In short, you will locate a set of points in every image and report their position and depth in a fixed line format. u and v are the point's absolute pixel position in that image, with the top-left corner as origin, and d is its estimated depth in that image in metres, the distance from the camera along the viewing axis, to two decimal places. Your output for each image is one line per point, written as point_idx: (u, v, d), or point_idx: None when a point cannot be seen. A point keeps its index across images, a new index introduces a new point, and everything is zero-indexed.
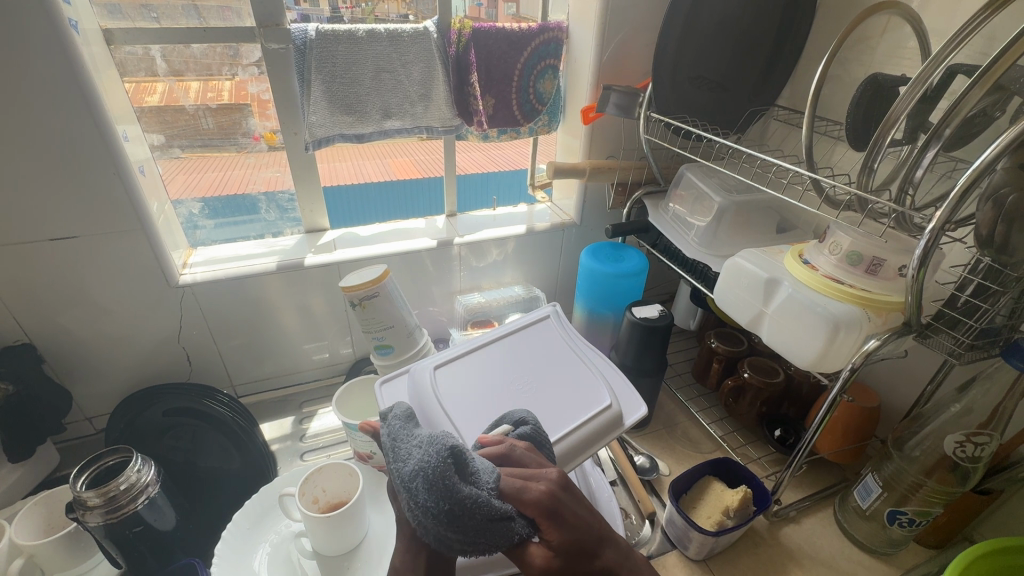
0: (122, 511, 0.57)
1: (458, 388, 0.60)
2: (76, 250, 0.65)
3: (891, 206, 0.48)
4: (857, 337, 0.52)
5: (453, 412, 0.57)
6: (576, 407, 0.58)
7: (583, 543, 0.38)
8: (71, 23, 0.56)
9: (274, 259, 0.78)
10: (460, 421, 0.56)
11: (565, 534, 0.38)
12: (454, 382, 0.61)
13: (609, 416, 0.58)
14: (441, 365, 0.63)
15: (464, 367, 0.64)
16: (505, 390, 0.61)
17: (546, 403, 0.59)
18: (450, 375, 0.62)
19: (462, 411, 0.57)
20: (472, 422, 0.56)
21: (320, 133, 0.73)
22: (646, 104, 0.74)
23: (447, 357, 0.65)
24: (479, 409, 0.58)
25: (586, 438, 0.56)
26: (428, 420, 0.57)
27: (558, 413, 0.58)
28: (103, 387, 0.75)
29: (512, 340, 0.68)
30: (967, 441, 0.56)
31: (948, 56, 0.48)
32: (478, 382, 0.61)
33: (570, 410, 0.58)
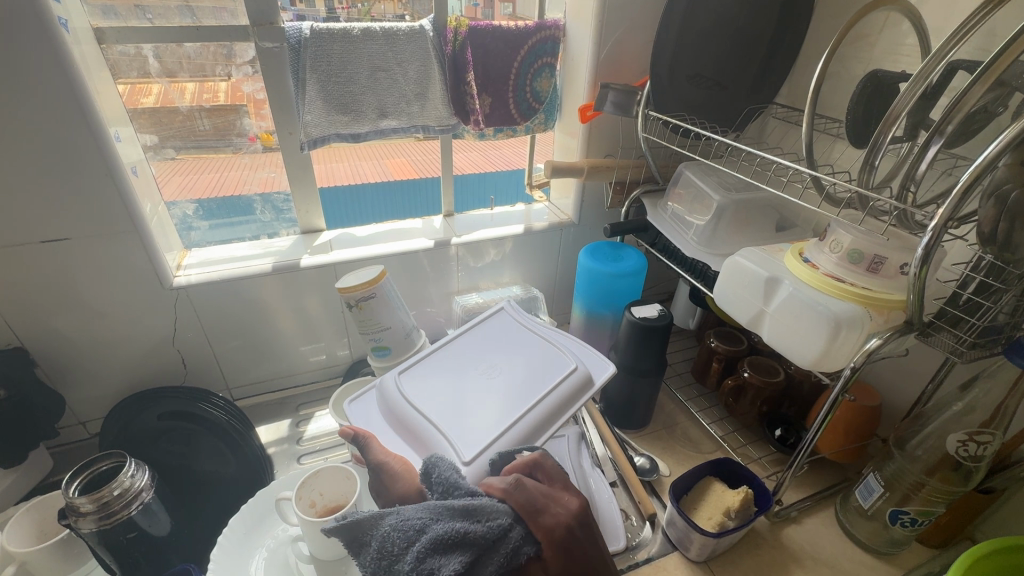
0: (116, 517, 0.57)
1: (424, 386, 0.61)
2: (68, 252, 0.64)
3: (893, 203, 0.47)
4: (858, 335, 0.51)
5: (429, 407, 0.58)
6: (545, 376, 0.60)
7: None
8: (62, 21, 0.55)
9: (269, 261, 0.77)
10: (436, 414, 0.57)
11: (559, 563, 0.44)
12: (425, 382, 0.61)
13: (578, 378, 0.59)
14: (407, 370, 0.64)
15: (430, 365, 0.64)
16: (474, 379, 0.61)
17: (514, 384, 0.60)
18: (414, 378, 0.62)
19: (433, 406, 0.58)
20: (448, 414, 0.57)
21: (315, 132, 0.73)
22: (644, 103, 0.74)
23: (409, 362, 0.65)
24: (450, 403, 0.58)
25: (561, 402, 0.58)
26: (403, 423, 0.57)
27: (527, 387, 0.59)
28: (97, 391, 0.74)
29: (470, 336, 0.69)
30: (970, 440, 0.55)
31: (949, 52, 0.47)
32: (447, 376, 0.62)
33: (540, 380, 0.60)
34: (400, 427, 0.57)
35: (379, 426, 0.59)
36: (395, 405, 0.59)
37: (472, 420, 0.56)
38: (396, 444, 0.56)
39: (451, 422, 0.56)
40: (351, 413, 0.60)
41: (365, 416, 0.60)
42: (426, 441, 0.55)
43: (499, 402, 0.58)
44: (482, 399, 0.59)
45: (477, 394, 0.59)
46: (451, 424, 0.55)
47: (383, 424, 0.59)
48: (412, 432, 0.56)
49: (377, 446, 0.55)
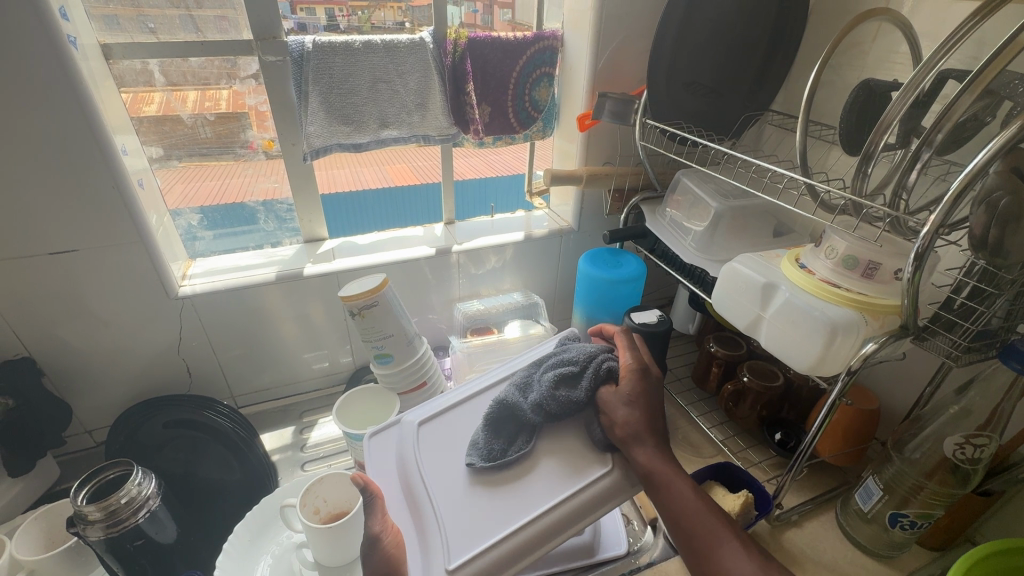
0: (123, 525, 0.57)
1: (442, 453, 0.54)
2: (76, 264, 0.65)
3: (886, 211, 0.48)
4: (854, 341, 0.52)
5: (437, 476, 0.51)
6: (568, 470, 0.50)
7: (635, 396, 0.51)
8: (70, 38, 0.56)
9: (273, 269, 0.78)
10: (442, 487, 0.50)
11: (630, 383, 0.52)
12: (440, 442, 0.55)
13: (608, 483, 0.49)
14: (427, 423, 0.57)
15: (453, 421, 0.58)
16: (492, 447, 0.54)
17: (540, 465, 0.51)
18: (437, 435, 0.56)
19: (448, 481, 0.50)
20: (454, 489, 0.50)
21: (318, 142, 0.74)
22: (641, 111, 0.75)
23: (438, 412, 0.59)
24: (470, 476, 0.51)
25: (575, 510, 0.48)
26: (408, 487, 0.51)
27: (545, 475, 0.50)
28: (103, 399, 0.75)
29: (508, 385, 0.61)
30: (966, 443, 0.56)
31: (939, 61, 0.48)
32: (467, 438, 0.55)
33: (561, 473, 0.50)
34: (408, 489, 0.51)
35: (387, 482, 0.53)
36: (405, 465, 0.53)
37: (480, 508, 0.48)
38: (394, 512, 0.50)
39: (453, 502, 0.49)
40: (366, 454, 0.56)
41: (377, 464, 0.55)
42: (424, 516, 0.48)
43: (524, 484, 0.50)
44: (495, 477, 0.51)
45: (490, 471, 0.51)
46: (453, 501, 0.49)
47: (392, 481, 0.53)
48: (413, 501, 0.50)
49: (382, 510, 0.49)
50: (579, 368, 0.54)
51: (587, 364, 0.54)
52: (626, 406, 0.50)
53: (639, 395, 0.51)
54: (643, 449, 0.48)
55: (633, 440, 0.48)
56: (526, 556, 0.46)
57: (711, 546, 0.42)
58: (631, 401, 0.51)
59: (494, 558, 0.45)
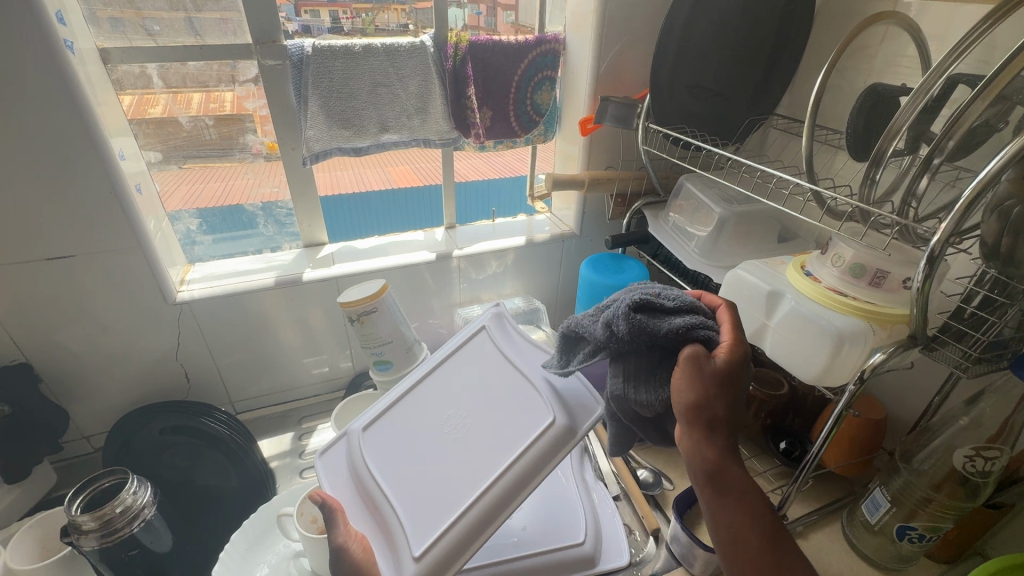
0: (118, 535, 0.56)
1: (391, 449, 0.54)
2: (72, 269, 0.65)
3: (893, 218, 0.47)
4: (861, 350, 0.51)
5: (389, 477, 0.51)
6: (514, 434, 0.51)
7: (730, 379, 0.41)
8: (67, 43, 0.55)
9: (272, 274, 0.78)
10: (392, 484, 0.51)
11: (729, 365, 0.41)
12: (389, 441, 0.55)
13: (555, 434, 0.49)
14: (374, 422, 0.58)
15: (401, 416, 0.57)
16: (439, 435, 0.54)
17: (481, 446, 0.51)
18: (386, 432, 0.56)
19: (399, 478, 0.51)
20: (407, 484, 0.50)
21: (317, 147, 0.73)
22: (644, 115, 0.75)
23: (383, 408, 0.59)
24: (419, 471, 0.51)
25: (527, 470, 0.48)
26: (363, 491, 0.52)
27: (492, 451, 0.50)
28: (101, 404, 0.74)
29: (444, 368, 0.61)
30: (976, 455, 0.54)
31: (949, 67, 0.47)
32: (415, 430, 0.55)
33: (506, 439, 0.50)
34: (365, 495, 0.52)
35: (343, 491, 0.54)
36: (357, 470, 0.53)
37: (430, 499, 0.48)
38: (356, 519, 0.51)
39: (407, 496, 0.49)
40: (319, 475, 0.56)
41: (333, 477, 0.56)
42: (384, 520, 0.48)
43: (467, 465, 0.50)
44: (444, 463, 0.51)
45: (441, 459, 0.51)
46: (407, 496, 0.49)
47: (348, 489, 0.54)
48: (371, 503, 0.50)
49: (342, 523, 0.50)
50: (679, 313, 0.45)
51: (687, 317, 0.44)
52: (715, 397, 0.40)
53: (726, 382, 0.41)
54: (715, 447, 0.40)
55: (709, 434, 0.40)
56: (478, 538, 0.45)
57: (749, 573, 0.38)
58: (721, 385, 0.41)
59: (456, 536, 0.45)
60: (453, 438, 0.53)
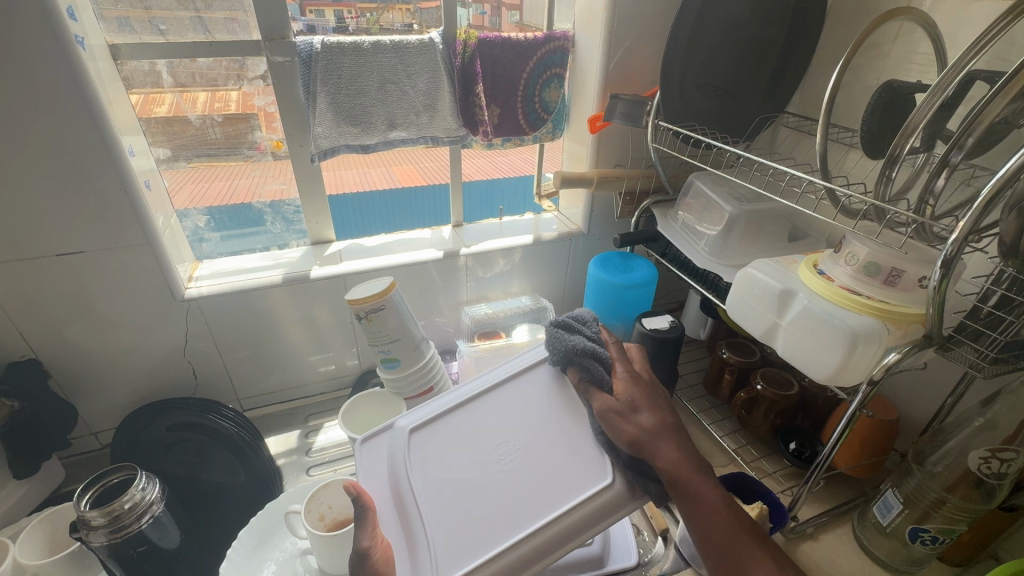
0: (127, 531, 0.57)
1: (435, 461, 0.51)
2: (82, 265, 0.65)
3: (910, 216, 0.46)
4: (876, 350, 0.50)
5: (425, 488, 0.49)
6: (563, 485, 0.47)
7: (637, 404, 0.49)
8: (78, 39, 0.56)
9: (279, 272, 0.78)
10: (432, 500, 0.48)
11: (629, 393, 0.50)
12: (433, 449, 0.52)
13: (610, 499, 0.46)
14: (422, 426, 0.54)
15: (452, 426, 0.54)
16: (484, 458, 0.50)
17: (529, 486, 0.47)
18: (432, 439, 0.53)
19: (438, 496, 0.48)
20: (443, 503, 0.47)
21: (326, 144, 0.73)
22: (654, 113, 0.74)
23: (434, 412, 0.55)
24: (459, 495, 0.48)
25: (571, 528, 0.45)
26: (400, 500, 0.49)
27: (540, 492, 0.47)
28: (109, 401, 0.74)
29: (507, 390, 0.56)
30: (992, 457, 0.53)
31: (969, 62, 0.46)
32: (463, 447, 0.52)
33: (553, 488, 0.47)
34: (399, 504, 0.49)
35: (378, 492, 0.51)
36: (393, 473, 0.51)
37: (466, 530, 0.45)
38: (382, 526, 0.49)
39: (440, 516, 0.46)
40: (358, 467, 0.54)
41: (370, 473, 0.53)
42: (413, 533, 0.46)
43: (509, 503, 0.46)
44: (486, 490, 0.48)
45: (482, 486, 0.48)
46: (441, 515, 0.46)
47: (382, 491, 0.51)
48: (400, 510, 0.48)
49: (371, 522, 0.48)
50: (589, 340, 0.53)
51: (592, 351, 0.52)
52: (638, 421, 0.47)
53: (641, 410, 0.48)
54: (665, 454, 0.46)
55: (653, 450, 0.46)
56: None
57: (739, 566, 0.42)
58: (635, 414, 0.48)
59: None
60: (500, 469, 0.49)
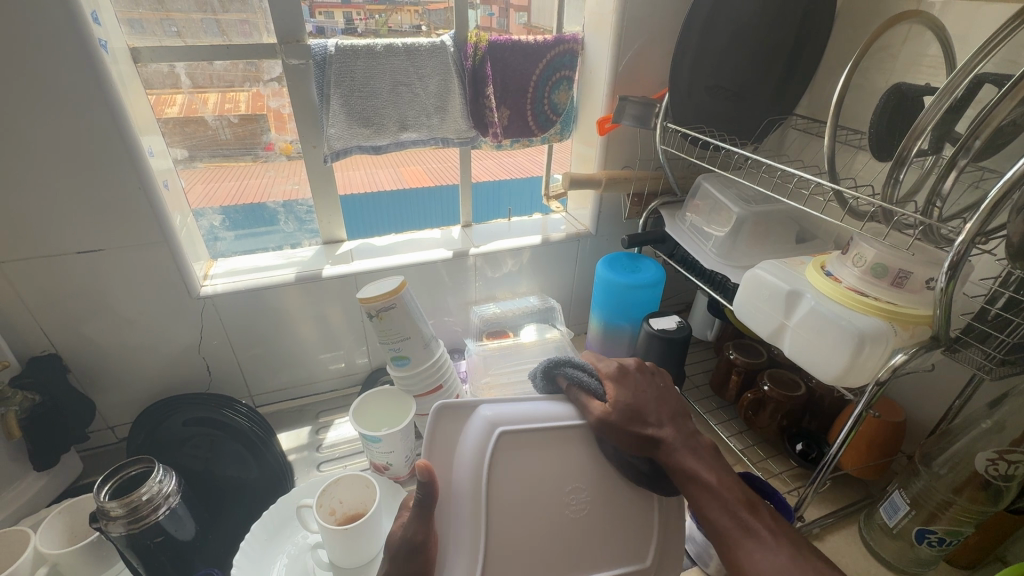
0: (145, 522, 0.58)
1: (509, 481, 0.52)
2: (101, 263, 0.66)
3: (918, 218, 0.46)
4: (883, 351, 0.51)
5: (498, 492, 0.51)
6: (611, 552, 0.53)
7: (637, 408, 0.52)
8: (101, 43, 0.57)
9: (292, 270, 0.79)
10: (499, 514, 0.50)
11: (625, 397, 0.52)
12: (518, 459, 0.52)
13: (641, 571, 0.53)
14: (512, 437, 0.53)
15: (538, 450, 0.53)
16: (556, 493, 0.52)
17: (582, 542, 0.52)
18: (516, 456, 0.52)
19: (503, 518, 0.50)
20: (508, 517, 0.50)
21: (338, 145, 0.75)
22: (662, 115, 0.75)
23: (526, 428, 0.53)
24: (522, 525, 0.51)
25: None
26: (467, 500, 0.50)
27: (595, 540, 0.52)
28: (125, 396, 0.76)
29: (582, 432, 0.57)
30: (999, 459, 0.53)
31: (976, 66, 0.47)
32: (539, 480, 0.52)
33: (601, 552, 0.52)
34: (462, 507, 0.50)
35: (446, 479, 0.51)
36: (470, 462, 0.51)
37: (516, 558, 0.50)
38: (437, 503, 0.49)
39: (500, 526, 0.50)
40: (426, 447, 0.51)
41: (444, 455, 0.51)
42: (471, 539, 0.49)
43: (558, 556, 0.51)
44: (551, 526, 0.51)
45: (547, 520, 0.51)
46: (499, 530, 0.50)
47: (452, 481, 0.51)
48: (464, 513, 0.49)
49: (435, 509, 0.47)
50: (577, 376, 0.55)
51: (585, 376, 0.55)
52: (642, 422, 0.51)
53: (637, 411, 0.51)
54: (672, 446, 0.50)
55: (660, 451, 0.50)
56: None
57: (735, 546, 0.45)
58: (632, 419, 0.51)
59: None
60: (565, 519, 0.52)
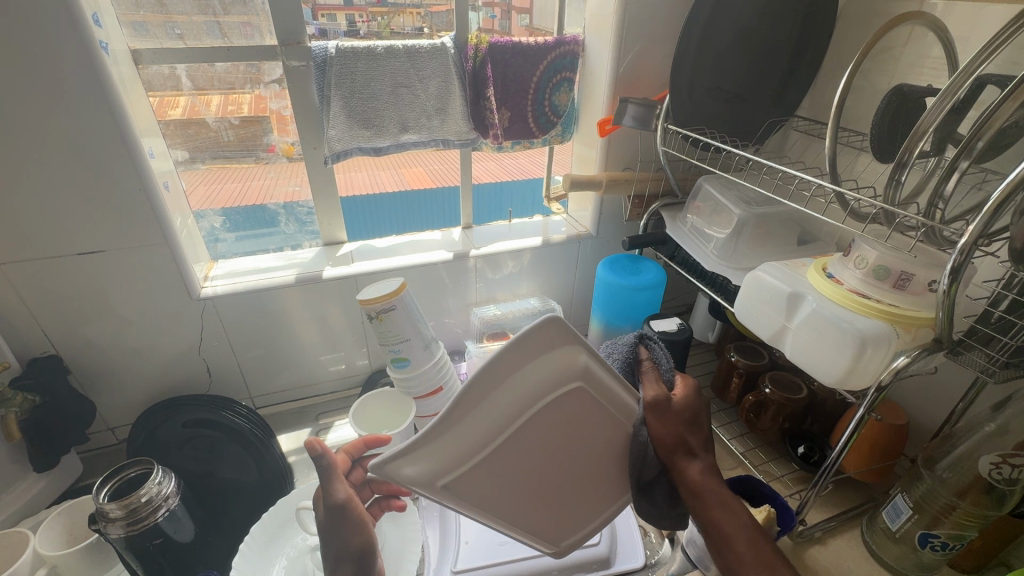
0: (143, 524, 0.58)
1: (547, 421, 0.46)
2: (102, 264, 0.66)
3: (919, 220, 0.46)
4: (885, 354, 0.50)
5: (543, 413, 0.46)
6: (545, 531, 0.52)
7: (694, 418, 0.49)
8: (102, 45, 0.58)
9: (292, 272, 0.79)
10: (520, 435, 0.46)
11: (689, 403, 0.49)
12: (569, 404, 0.46)
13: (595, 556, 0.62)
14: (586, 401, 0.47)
15: (591, 428, 0.48)
16: (566, 459, 0.49)
17: (533, 509, 0.50)
18: (571, 415, 0.47)
19: (517, 447, 0.46)
20: (526, 439, 0.46)
21: (339, 146, 0.75)
22: (663, 116, 0.75)
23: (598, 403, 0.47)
24: (518, 464, 0.47)
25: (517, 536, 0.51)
26: (517, 401, 0.44)
27: (552, 499, 0.51)
28: (126, 397, 0.76)
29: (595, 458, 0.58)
30: (1003, 463, 0.53)
31: (978, 68, 0.47)
32: (563, 447, 0.48)
33: (539, 520, 0.51)
34: (505, 406, 0.44)
35: (519, 380, 0.44)
36: (548, 376, 0.44)
37: (492, 475, 0.46)
38: (474, 389, 0.42)
39: (515, 441, 0.46)
40: (524, 347, 0.42)
41: (532, 364, 0.44)
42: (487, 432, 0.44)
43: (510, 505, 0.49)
44: (535, 467, 0.48)
45: (538, 466, 0.48)
46: (510, 439, 0.45)
47: (519, 384, 0.44)
48: (507, 412, 0.44)
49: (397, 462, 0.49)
50: (661, 361, 0.50)
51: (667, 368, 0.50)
52: (695, 433, 0.48)
53: (689, 421, 0.48)
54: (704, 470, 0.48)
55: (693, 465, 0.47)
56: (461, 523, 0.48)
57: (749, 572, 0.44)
58: (691, 424, 0.48)
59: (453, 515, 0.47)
60: (540, 485, 0.49)
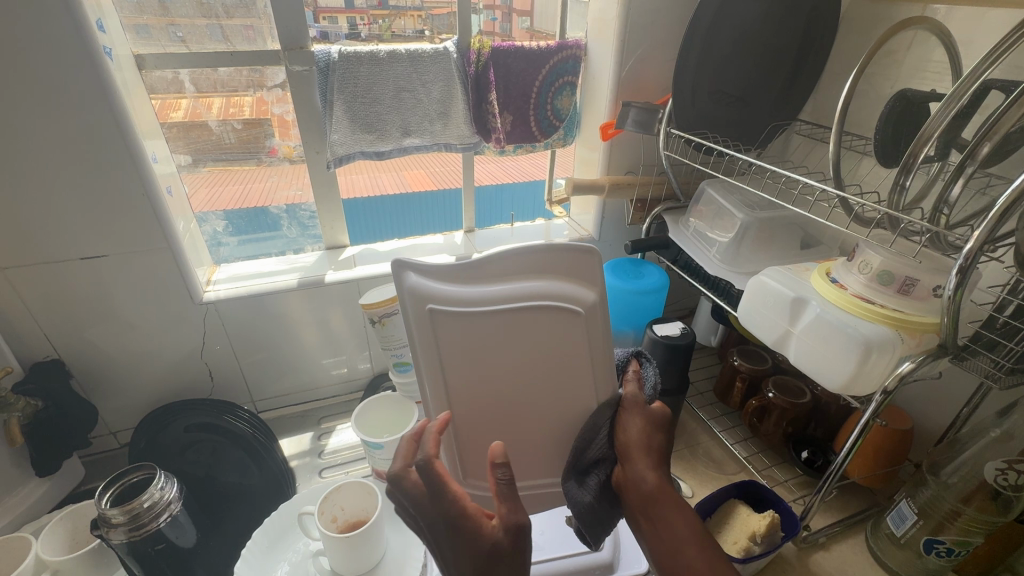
0: (145, 529, 0.58)
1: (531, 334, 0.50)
2: (105, 268, 0.66)
3: (924, 225, 0.46)
4: (890, 359, 0.50)
5: (541, 319, 0.50)
6: (467, 441, 0.53)
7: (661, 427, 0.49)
8: (106, 50, 0.58)
9: (295, 276, 0.79)
10: (509, 326, 0.50)
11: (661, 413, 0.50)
12: (565, 335, 0.51)
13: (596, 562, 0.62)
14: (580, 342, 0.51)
15: (566, 369, 0.52)
16: (528, 377, 0.52)
17: (470, 413, 0.52)
18: (557, 347, 0.51)
19: (501, 339, 0.50)
20: (515, 334, 0.50)
21: (341, 150, 0.75)
22: (665, 121, 0.75)
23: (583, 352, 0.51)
24: (489, 353, 0.51)
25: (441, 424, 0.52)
26: (527, 296, 0.49)
27: (491, 407, 0.52)
28: (128, 402, 0.76)
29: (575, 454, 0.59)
30: (1009, 468, 0.52)
31: (983, 73, 0.46)
32: (530, 369, 0.51)
33: (467, 425, 0.52)
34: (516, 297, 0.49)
35: (534, 281, 0.49)
36: (564, 289, 0.49)
37: (466, 341, 0.50)
38: (507, 261, 0.49)
39: (505, 327, 0.50)
40: (549, 256, 0.48)
41: (550, 275, 0.49)
42: (491, 305, 0.49)
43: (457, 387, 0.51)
44: (496, 366, 0.51)
45: (505, 369, 0.51)
46: (501, 321, 0.50)
47: (534, 284, 0.49)
48: (517, 303, 0.49)
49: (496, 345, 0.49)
50: (645, 378, 0.53)
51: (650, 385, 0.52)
52: (657, 437, 0.49)
53: (654, 428, 0.49)
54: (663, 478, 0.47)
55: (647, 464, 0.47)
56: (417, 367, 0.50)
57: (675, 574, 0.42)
58: (655, 429, 0.49)
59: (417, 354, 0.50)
60: (487, 392, 0.52)
